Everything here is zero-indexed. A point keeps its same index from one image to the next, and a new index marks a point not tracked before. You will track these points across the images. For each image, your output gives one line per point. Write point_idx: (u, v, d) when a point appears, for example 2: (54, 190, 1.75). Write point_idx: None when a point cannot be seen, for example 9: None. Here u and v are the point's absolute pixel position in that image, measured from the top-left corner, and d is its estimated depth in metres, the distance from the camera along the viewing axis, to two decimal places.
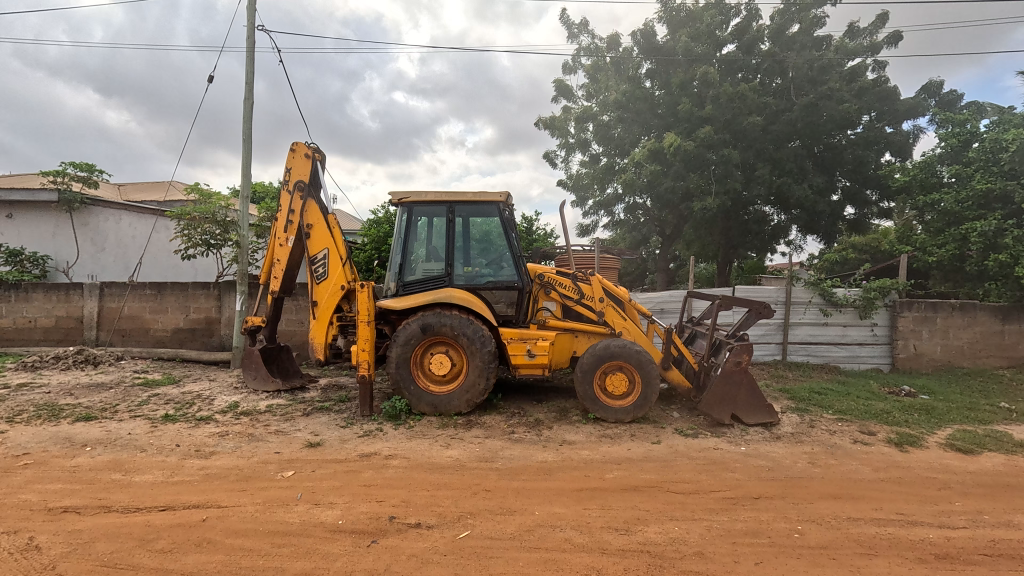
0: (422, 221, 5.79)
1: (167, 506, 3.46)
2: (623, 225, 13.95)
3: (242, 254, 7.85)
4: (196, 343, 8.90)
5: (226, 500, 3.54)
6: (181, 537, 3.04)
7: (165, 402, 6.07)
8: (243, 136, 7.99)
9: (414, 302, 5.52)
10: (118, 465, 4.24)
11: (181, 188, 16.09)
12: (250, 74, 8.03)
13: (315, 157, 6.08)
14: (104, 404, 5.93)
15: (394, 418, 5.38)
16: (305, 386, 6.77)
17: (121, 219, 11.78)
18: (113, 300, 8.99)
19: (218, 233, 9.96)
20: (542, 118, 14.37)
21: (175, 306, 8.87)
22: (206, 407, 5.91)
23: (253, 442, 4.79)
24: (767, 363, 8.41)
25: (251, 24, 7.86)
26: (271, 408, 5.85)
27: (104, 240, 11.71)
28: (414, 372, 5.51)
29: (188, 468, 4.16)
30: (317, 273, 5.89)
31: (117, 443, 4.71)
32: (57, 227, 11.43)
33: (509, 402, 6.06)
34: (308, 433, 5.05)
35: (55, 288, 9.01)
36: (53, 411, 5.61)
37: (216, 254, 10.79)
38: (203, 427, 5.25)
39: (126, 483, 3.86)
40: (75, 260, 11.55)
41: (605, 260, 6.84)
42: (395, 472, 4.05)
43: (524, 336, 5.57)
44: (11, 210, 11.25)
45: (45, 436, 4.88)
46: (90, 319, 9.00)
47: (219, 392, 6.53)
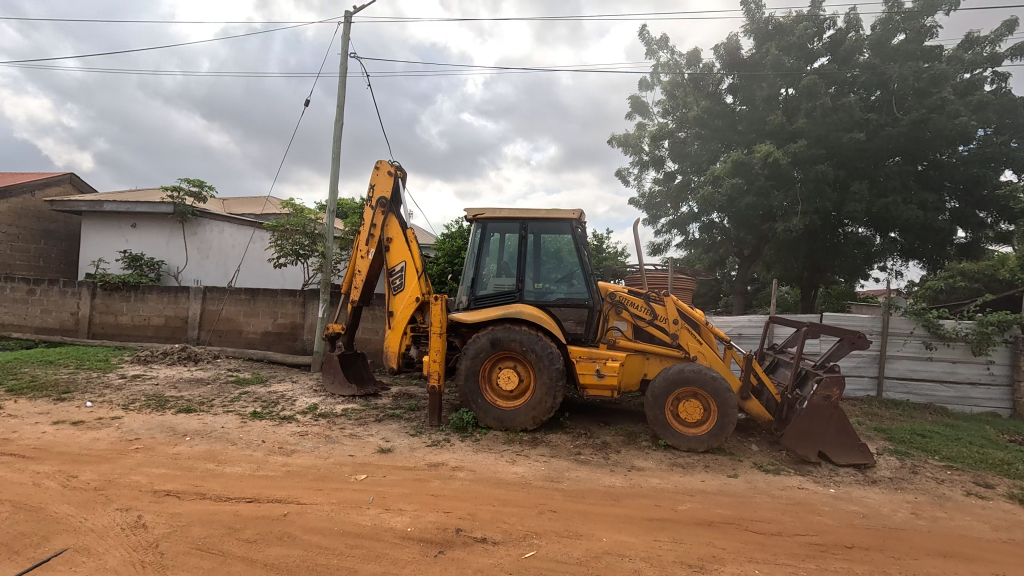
0: (495, 237, 5.89)
1: (253, 498, 3.70)
2: (698, 245, 13.41)
3: (327, 264, 8.36)
4: (282, 346, 9.52)
5: (305, 498, 3.72)
6: (263, 530, 3.22)
7: (254, 400, 6.53)
8: (332, 155, 8.56)
9: (483, 316, 5.60)
10: (213, 456, 4.61)
11: (276, 203, 17.52)
12: (341, 98, 8.63)
13: (397, 174, 6.41)
14: (202, 398, 6.48)
15: (462, 430, 5.47)
16: (378, 393, 7.04)
17: (224, 229, 12.97)
18: (214, 303, 9.84)
19: (307, 244, 10.65)
20: (616, 136, 14.27)
21: (266, 311, 9.57)
22: (289, 407, 6.29)
23: (329, 444, 5.04)
24: (859, 399, 7.73)
25: (345, 52, 8.48)
26: (346, 412, 6.13)
27: (209, 248, 12.74)
28: (482, 386, 5.57)
29: (272, 464, 4.45)
30: (394, 285, 6.17)
31: (211, 435, 5.13)
32: (171, 236, 12.61)
33: (575, 422, 5.96)
34: (380, 438, 5.23)
35: (166, 290, 10.04)
36: (160, 402, 6.22)
37: (304, 264, 11.56)
38: (285, 425, 5.59)
39: (219, 473, 4.19)
40: (184, 266, 12.61)
41: (679, 281, 6.63)
42: (462, 484, 4.09)
43: (593, 356, 5.48)
44: (135, 220, 12.63)
45: (152, 424, 5.41)
46: (194, 319, 9.91)
47: (301, 394, 6.92)
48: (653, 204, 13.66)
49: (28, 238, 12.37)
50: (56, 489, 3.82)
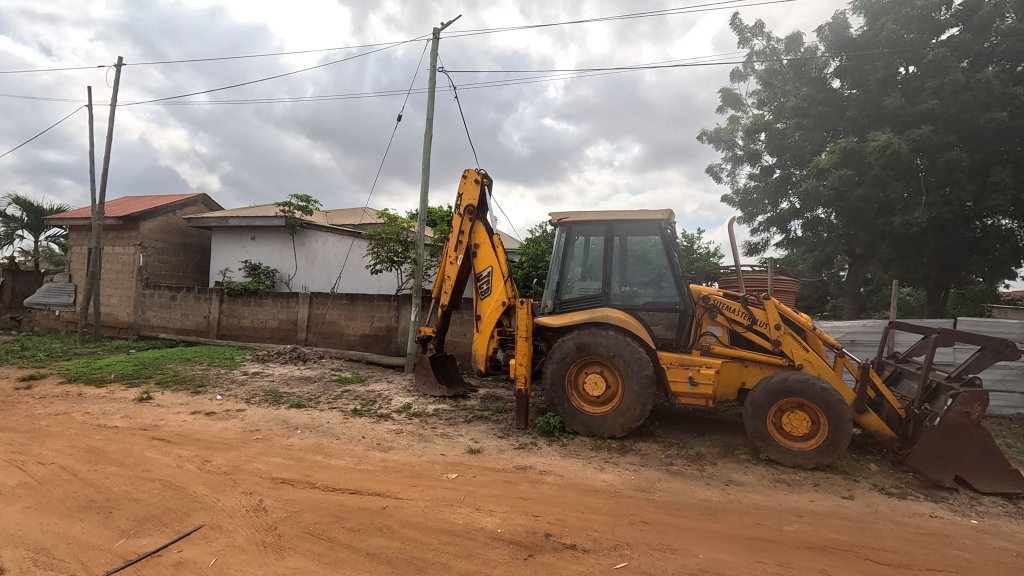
0: (580, 240, 5.83)
1: (356, 490, 3.97)
2: (801, 243, 12.39)
3: (418, 270, 8.78)
4: (378, 348, 10.12)
5: (402, 493, 3.93)
6: (365, 521, 3.43)
7: (354, 398, 7.00)
8: (423, 166, 8.99)
9: (569, 320, 5.57)
10: (321, 448, 5.01)
11: (373, 213, 18.72)
12: (431, 111, 9.04)
13: (484, 182, 6.59)
14: (310, 395, 7.07)
15: (548, 434, 5.47)
16: (467, 395, 7.25)
17: (328, 239, 14.04)
18: (319, 308, 10.71)
19: (400, 251, 11.25)
20: (706, 132, 13.59)
21: (364, 314, 10.24)
22: (386, 405, 6.68)
23: (423, 442, 5.27)
24: (1006, 417, 6.69)
25: (434, 67, 8.87)
26: (437, 412, 6.38)
27: (314, 257, 13.81)
28: (569, 391, 5.53)
29: (372, 459, 4.75)
30: (481, 290, 6.33)
31: (319, 429, 5.58)
32: (283, 248, 13.75)
33: (666, 431, 5.73)
34: (469, 439, 5.39)
35: (280, 296, 11.09)
36: (275, 397, 6.88)
37: (398, 271, 12.22)
38: (383, 423, 5.94)
39: (326, 465, 4.54)
40: (294, 273, 13.74)
41: (780, 283, 6.16)
42: (550, 488, 4.09)
43: (685, 362, 5.24)
44: (254, 234, 14.01)
45: (270, 417, 6.00)
46: (302, 322, 10.84)
47: (396, 393, 7.31)
48: (749, 201, 12.79)
49: (171, 251, 14.26)
50: (195, 471, 4.37)
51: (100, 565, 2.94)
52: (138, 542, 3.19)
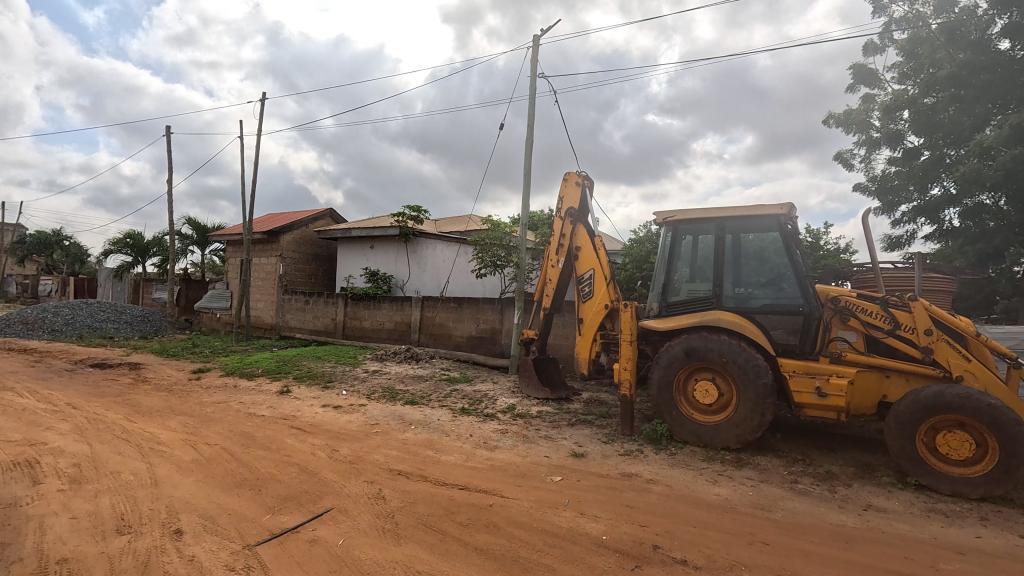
0: (688, 240, 5.56)
1: (464, 485, 4.15)
2: (958, 236, 10.65)
3: (521, 273, 8.95)
4: (483, 349, 10.46)
5: (507, 492, 4.03)
6: (472, 516, 3.57)
7: (462, 397, 7.32)
8: (524, 171, 9.16)
9: (676, 323, 5.32)
10: (432, 444, 5.30)
11: (477, 220, 19.43)
12: (531, 117, 9.20)
13: (584, 184, 6.55)
14: (422, 393, 7.52)
15: (655, 442, 5.27)
16: (570, 398, 7.23)
17: (437, 246, 14.83)
18: (429, 311, 11.36)
19: (503, 255, 11.55)
20: (832, 114, 12.21)
21: (470, 317, 10.66)
22: (491, 405, 6.89)
23: (527, 443, 5.36)
24: None
25: (534, 74, 9.01)
26: (541, 414, 6.44)
27: (425, 263, 14.65)
28: (677, 398, 5.29)
29: (479, 457, 4.93)
30: (583, 293, 6.28)
31: (430, 426, 5.92)
32: (397, 255, 14.77)
33: (789, 445, 5.24)
34: (573, 442, 5.37)
35: (395, 300, 11.96)
36: (392, 394, 7.42)
37: (501, 275, 12.53)
38: (489, 422, 6.14)
39: (437, 460, 4.81)
40: (407, 278, 14.63)
41: (932, 281, 5.35)
42: (657, 499, 3.93)
43: (811, 370, 4.75)
44: (372, 243, 15.25)
45: (387, 412, 6.49)
46: (415, 324, 11.58)
47: (501, 394, 7.51)
48: (889, 188, 11.13)
49: (304, 260, 16.02)
50: (326, 459, 4.86)
51: (252, 535, 3.38)
52: (281, 518, 3.62)
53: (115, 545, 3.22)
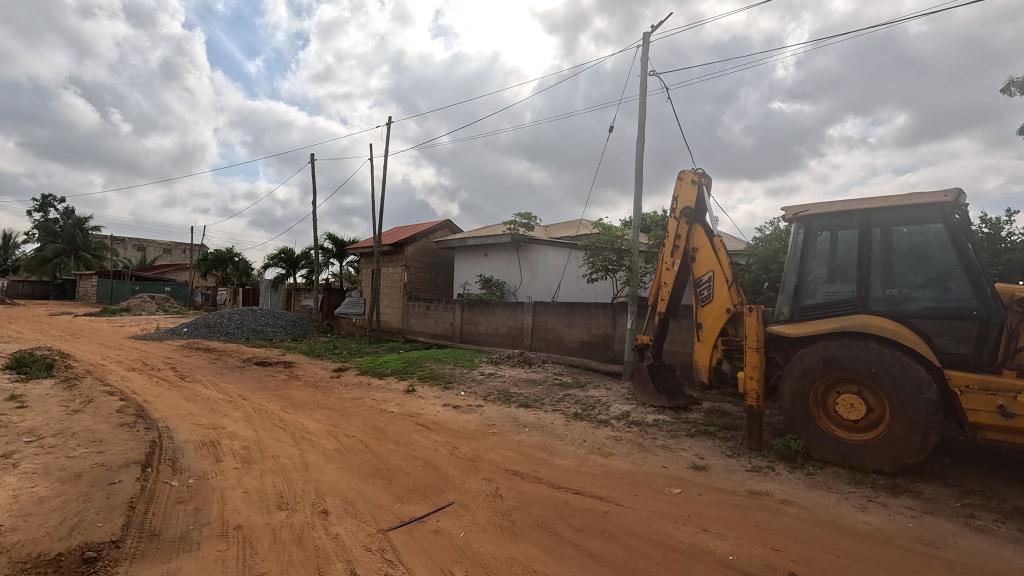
0: (824, 236, 5.01)
1: (578, 491, 4.15)
2: None
3: (634, 277, 8.72)
4: (595, 355, 10.29)
5: (623, 500, 3.94)
6: (587, 522, 3.56)
7: (575, 402, 7.31)
8: (635, 172, 8.92)
9: (812, 329, 4.81)
10: (546, 447, 5.37)
11: (587, 224, 19.25)
12: (642, 117, 8.95)
13: (701, 181, 6.22)
14: (536, 396, 7.65)
15: (789, 459, 4.77)
16: (689, 407, 6.85)
17: (547, 252, 15.01)
18: (541, 316, 11.51)
19: (615, 260, 11.29)
20: (1016, 79, 10.15)
21: (582, 322, 10.58)
22: (605, 412, 6.78)
23: (643, 452, 5.19)
24: None
25: (644, 72, 8.77)
26: (657, 423, 6.20)
27: (536, 269, 14.91)
28: (814, 411, 4.78)
29: (593, 463, 4.89)
30: (702, 296, 5.96)
31: (544, 429, 6.00)
32: (509, 262, 15.23)
33: (963, 474, 4.44)
34: (693, 454, 5.09)
35: (508, 306, 12.31)
36: (506, 396, 7.64)
37: (613, 279, 12.25)
38: (602, 428, 6.06)
39: (551, 463, 4.86)
40: (520, 285, 15.02)
41: None
42: (792, 521, 3.58)
43: (992, 385, 4.01)
44: (486, 251, 15.88)
45: (503, 414, 6.69)
46: (527, 329, 11.81)
47: (615, 400, 7.36)
48: None
49: (425, 269, 17.17)
50: (447, 455, 5.16)
51: (385, 520, 3.71)
52: (409, 508, 3.92)
53: (277, 517, 3.73)
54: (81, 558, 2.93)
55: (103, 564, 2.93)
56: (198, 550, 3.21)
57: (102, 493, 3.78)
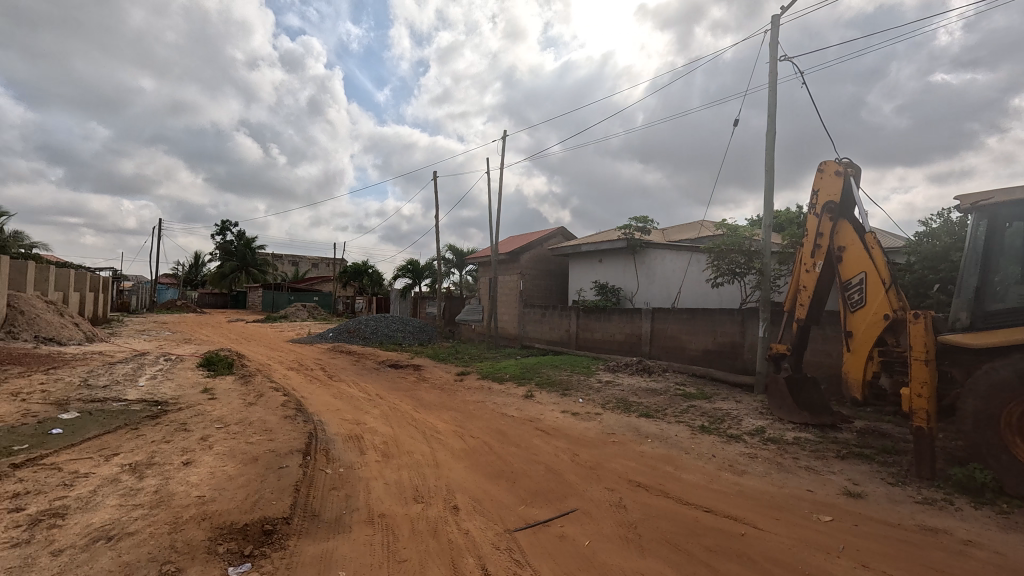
0: (1016, 228, 4.20)
1: (709, 509, 3.92)
2: None
3: (766, 281, 8.03)
4: (722, 364, 9.58)
5: (762, 523, 3.64)
6: (721, 543, 3.34)
7: (701, 414, 6.89)
8: (765, 166, 8.23)
9: (1001, 339, 4.03)
10: (671, 460, 5.14)
11: (710, 224, 18.03)
12: (773, 106, 8.24)
13: (847, 172, 5.63)
14: (657, 406, 7.36)
15: (972, 492, 4.00)
16: (838, 426, 6.09)
17: (666, 256, 14.12)
18: (661, 322, 11.05)
19: (743, 262, 10.26)
20: None
21: (706, 329, 9.94)
22: (736, 426, 6.30)
23: (783, 472, 4.73)
24: None
25: (773, 57, 8.08)
26: (799, 441, 5.61)
27: (653, 274, 14.20)
28: (1007, 438, 4.00)
29: (725, 480, 4.57)
30: (851, 301, 5.33)
31: (668, 441, 5.75)
32: (625, 267, 14.86)
33: None
34: (844, 479, 4.53)
35: (625, 312, 12.01)
36: (626, 405, 7.46)
37: (741, 283, 11.29)
38: (734, 444, 5.64)
39: (677, 477, 4.65)
40: (637, 290, 14.54)
41: None
42: (981, 567, 3.02)
43: None
44: (601, 257, 15.68)
45: (623, 424, 6.54)
46: (646, 336, 11.40)
47: (747, 414, 6.81)
48: None
49: (540, 276, 17.44)
50: (568, 461, 5.18)
51: (511, 521, 3.82)
52: (534, 511, 4.00)
53: (414, 509, 4.03)
54: (262, 529, 3.43)
55: (278, 536, 3.40)
56: (350, 532, 3.59)
57: (275, 475, 4.40)
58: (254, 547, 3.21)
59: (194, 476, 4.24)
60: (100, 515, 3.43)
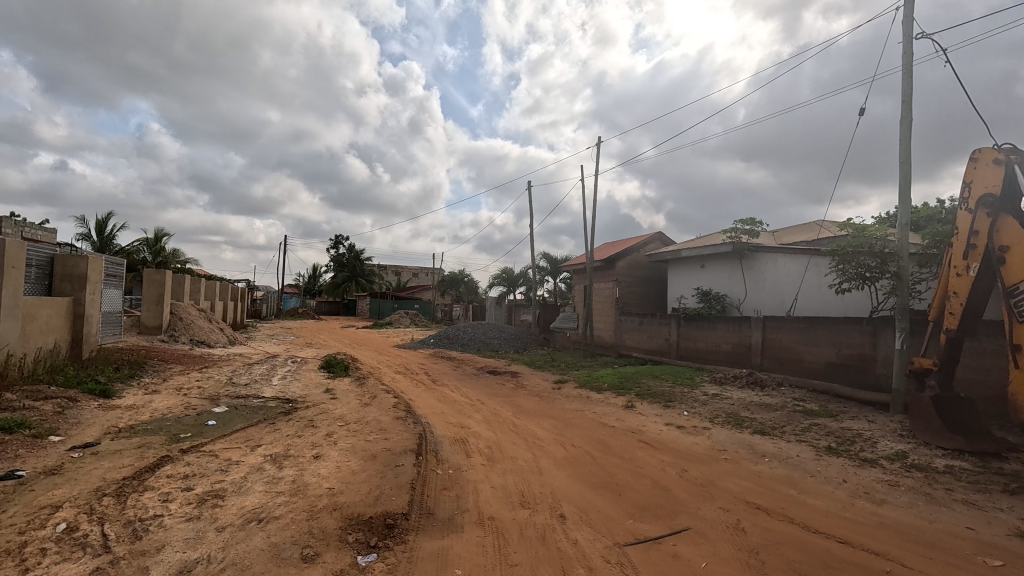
0: None
1: (844, 540, 3.54)
2: None
3: (903, 286, 7.15)
4: (849, 379, 8.62)
5: (911, 562, 3.21)
6: None
7: (826, 434, 6.25)
8: (901, 158, 7.35)
9: None
10: (793, 483, 4.72)
11: (830, 224, 16.35)
12: (909, 89, 7.35)
13: (1011, 160, 4.94)
14: (774, 423, 6.81)
15: None
16: (1004, 455, 5.20)
17: (778, 259, 12.78)
18: (774, 332, 10.23)
19: (875, 265, 9.19)
20: None
21: (828, 340, 9.03)
22: (870, 449, 5.63)
23: (934, 505, 4.14)
24: None
25: (908, 35, 7.21)
26: (952, 470, 4.88)
27: (764, 279, 13.10)
28: None
29: (860, 508, 4.11)
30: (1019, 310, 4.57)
31: (789, 462, 5.29)
32: (731, 272, 14.00)
33: None
34: (1016, 518, 3.86)
35: (732, 320, 11.29)
36: (737, 420, 6.99)
37: (871, 288, 10.11)
38: (868, 469, 5.05)
39: (802, 502, 4.25)
40: (745, 297, 13.62)
41: None
42: None
43: None
44: (703, 262, 14.92)
45: (735, 440, 6.14)
46: (756, 346, 10.60)
47: (883, 436, 6.06)
48: None
49: (636, 284, 16.97)
50: (676, 477, 4.96)
51: (620, 535, 3.73)
52: (643, 526, 3.87)
53: (522, 515, 4.08)
54: (384, 523, 3.67)
55: (399, 530, 3.62)
56: (463, 532, 3.72)
57: (392, 472, 4.70)
58: (378, 539, 3.44)
59: (324, 470, 4.65)
60: (251, 498, 3.89)
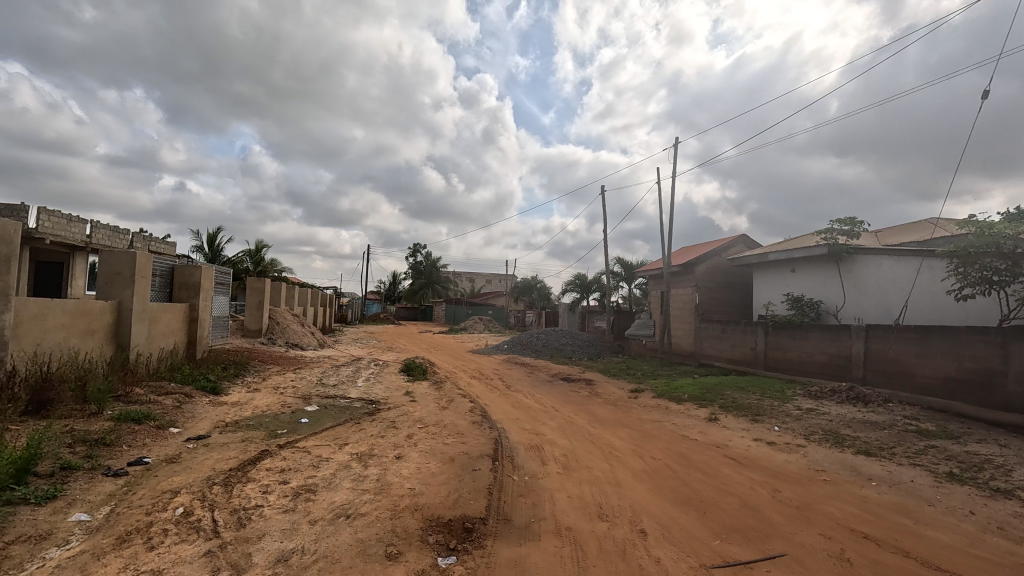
0: None
1: None
2: None
3: None
4: (973, 397, 7.61)
5: None
6: None
7: (947, 458, 5.53)
8: None
9: None
10: (907, 511, 4.22)
11: (945, 223, 14.61)
12: None
13: None
14: (881, 443, 6.15)
15: None
16: None
17: (882, 263, 11.62)
18: (878, 342, 9.29)
19: (1004, 268, 8.10)
20: None
21: (946, 352, 8.04)
22: (1004, 478, 4.91)
23: None
24: None
25: None
26: None
27: (865, 284, 12.00)
28: None
29: (993, 546, 3.58)
30: None
31: (901, 487, 4.74)
32: (826, 276, 12.96)
33: None
34: None
35: (828, 329, 10.39)
36: (837, 438, 6.40)
37: (999, 294, 8.89)
38: (1002, 501, 4.39)
39: (919, 533, 3.78)
40: (843, 303, 12.54)
41: None
42: None
43: None
44: (794, 266, 13.96)
45: (836, 460, 5.61)
46: (858, 358, 9.68)
47: (1020, 463, 5.26)
48: None
49: (718, 289, 16.13)
50: (768, 497, 4.60)
51: (706, 556, 3.52)
52: (732, 548, 3.62)
53: (600, 527, 3.97)
54: (463, 526, 3.72)
55: (477, 535, 3.65)
56: (539, 541, 3.68)
57: (469, 476, 4.77)
58: (456, 542, 3.49)
59: (405, 470, 4.81)
60: (339, 495, 4.10)
